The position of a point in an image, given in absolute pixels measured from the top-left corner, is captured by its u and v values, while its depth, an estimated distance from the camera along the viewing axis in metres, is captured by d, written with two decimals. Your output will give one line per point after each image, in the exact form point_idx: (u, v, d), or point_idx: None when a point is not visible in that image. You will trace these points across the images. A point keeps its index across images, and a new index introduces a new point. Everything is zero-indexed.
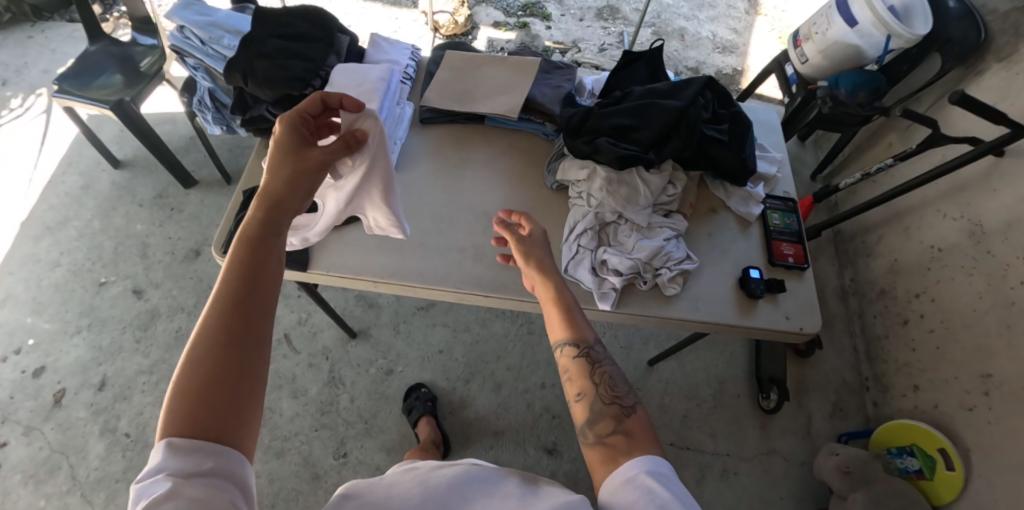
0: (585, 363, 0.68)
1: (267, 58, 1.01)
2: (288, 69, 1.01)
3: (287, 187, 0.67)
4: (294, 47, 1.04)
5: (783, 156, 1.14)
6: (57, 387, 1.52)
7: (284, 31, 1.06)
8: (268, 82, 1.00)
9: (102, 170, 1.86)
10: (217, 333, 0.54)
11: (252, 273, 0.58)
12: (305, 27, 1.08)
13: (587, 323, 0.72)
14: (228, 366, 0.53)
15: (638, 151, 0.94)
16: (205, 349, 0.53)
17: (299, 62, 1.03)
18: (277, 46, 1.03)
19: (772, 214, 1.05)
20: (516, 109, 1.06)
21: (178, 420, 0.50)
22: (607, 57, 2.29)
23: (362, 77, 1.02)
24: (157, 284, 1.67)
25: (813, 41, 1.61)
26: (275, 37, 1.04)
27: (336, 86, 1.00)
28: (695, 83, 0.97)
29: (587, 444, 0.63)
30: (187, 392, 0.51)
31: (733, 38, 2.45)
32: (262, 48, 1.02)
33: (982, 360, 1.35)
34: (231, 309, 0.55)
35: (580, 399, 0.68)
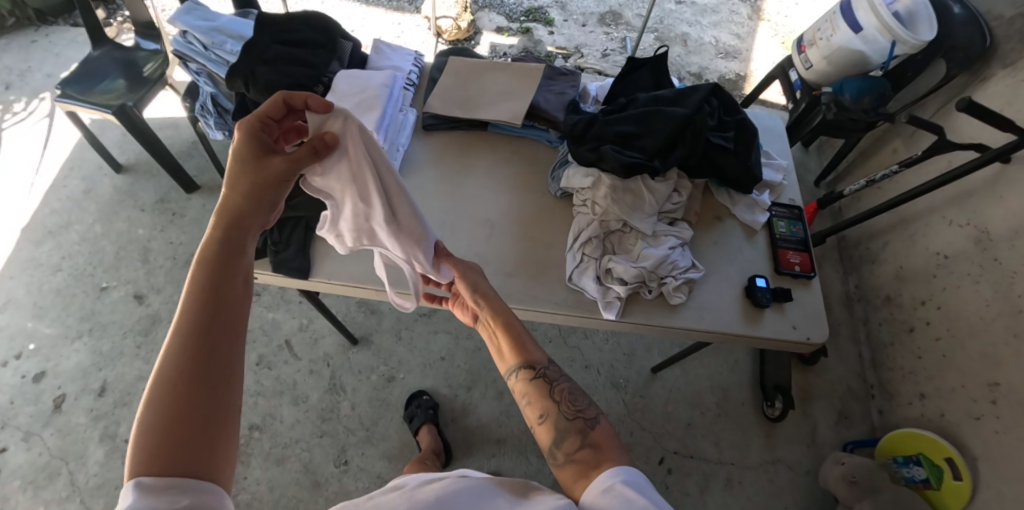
0: (543, 383, 0.72)
1: (269, 64, 1.00)
2: (290, 76, 1.00)
3: (248, 204, 0.66)
4: (297, 53, 1.03)
5: (788, 163, 1.13)
6: (57, 393, 1.51)
7: (286, 36, 1.05)
8: (268, 88, 0.99)
9: (105, 175, 1.86)
10: (182, 365, 0.53)
11: (216, 300, 0.58)
12: (308, 33, 1.07)
13: (535, 345, 0.76)
14: (194, 398, 0.52)
15: (643, 159, 0.93)
16: (172, 382, 0.52)
17: (302, 69, 1.03)
18: (278, 52, 1.02)
19: (779, 222, 1.05)
20: (520, 116, 1.05)
21: (145, 457, 0.49)
22: (610, 62, 2.29)
23: (364, 84, 1.01)
24: (158, 289, 1.66)
25: (818, 47, 1.60)
26: (277, 43, 1.03)
27: (338, 93, 1.00)
28: (700, 90, 0.96)
29: (558, 463, 0.64)
30: (155, 428, 0.50)
31: (736, 43, 2.45)
32: (264, 54, 1.01)
33: (990, 369, 1.34)
34: (197, 339, 0.55)
35: (543, 421, 0.69)
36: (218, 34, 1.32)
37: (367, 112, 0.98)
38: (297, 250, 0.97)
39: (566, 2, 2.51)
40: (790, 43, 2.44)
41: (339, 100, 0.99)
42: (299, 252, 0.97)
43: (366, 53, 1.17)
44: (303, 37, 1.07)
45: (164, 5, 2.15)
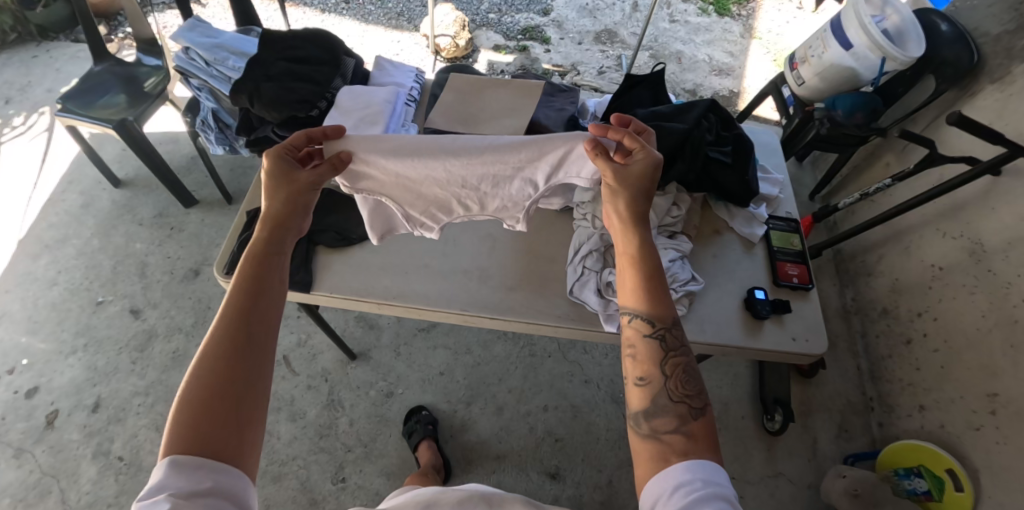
0: (660, 346, 0.68)
1: (273, 80, 1.01)
2: (295, 92, 1.01)
3: (288, 211, 0.76)
4: (300, 69, 1.04)
5: (785, 178, 1.14)
6: (51, 409, 1.49)
7: (291, 53, 1.06)
8: (275, 104, 1.01)
9: (103, 189, 1.86)
10: (222, 352, 0.61)
11: (257, 296, 0.66)
12: (310, 50, 1.07)
13: (668, 302, 0.70)
14: (226, 386, 0.59)
15: None
16: (212, 366, 0.60)
17: (305, 84, 1.03)
18: (283, 69, 1.03)
19: (775, 235, 1.06)
20: (521, 131, 1.06)
21: (180, 436, 0.55)
22: (606, 79, 2.33)
23: (366, 99, 1.01)
24: (154, 304, 1.65)
25: (809, 64, 1.64)
26: (281, 60, 1.04)
27: (341, 108, 0.99)
28: (698, 106, 0.97)
29: (639, 434, 0.65)
30: (191, 410, 0.57)
31: (729, 60, 2.50)
32: (268, 71, 1.02)
33: (987, 380, 1.34)
34: (237, 330, 0.63)
35: (642, 383, 0.68)
36: (221, 51, 1.35)
37: (370, 127, 0.97)
38: (301, 262, 0.96)
39: (562, 21, 2.56)
40: (781, 61, 2.49)
41: (342, 115, 0.98)
42: (302, 265, 0.96)
43: (368, 70, 1.19)
44: (306, 54, 1.08)
45: (167, 21, 2.17)
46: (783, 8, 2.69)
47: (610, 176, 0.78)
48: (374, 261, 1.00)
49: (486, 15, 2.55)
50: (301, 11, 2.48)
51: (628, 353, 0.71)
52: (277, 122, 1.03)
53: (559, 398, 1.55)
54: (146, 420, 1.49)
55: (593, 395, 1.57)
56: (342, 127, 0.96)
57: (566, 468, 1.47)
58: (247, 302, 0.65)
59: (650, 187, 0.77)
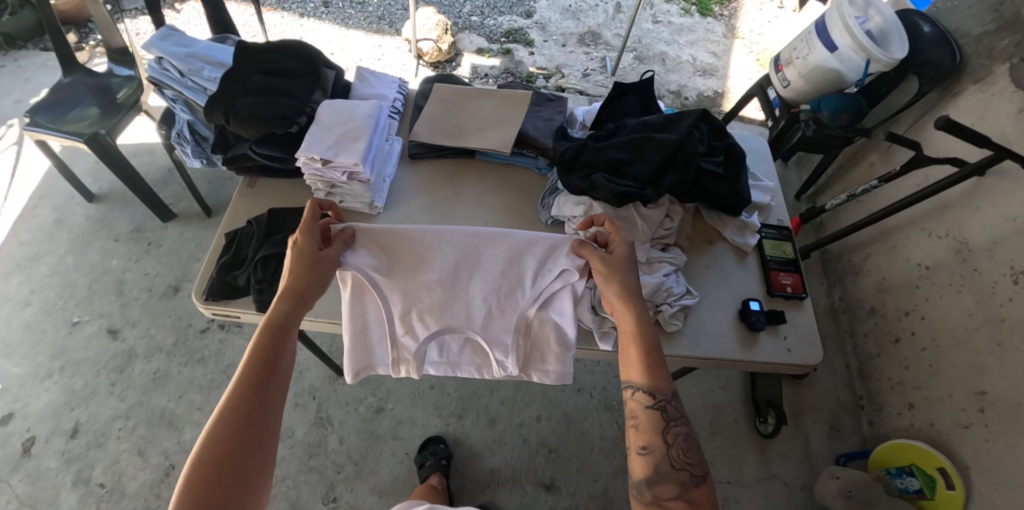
0: (659, 416, 0.72)
1: (252, 95, 0.96)
2: (273, 107, 0.95)
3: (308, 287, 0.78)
4: (277, 83, 0.99)
5: (776, 184, 1.14)
6: (27, 435, 1.44)
7: (267, 67, 1.01)
8: (252, 119, 0.94)
9: (76, 204, 1.79)
10: (233, 428, 0.66)
11: (272, 365, 0.71)
12: (288, 63, 1.03)
13: (665, 375, 0.74)
14: (239, 447, 0.65)
15: (634, 187, 0.91)
16: (222, 442, 0.65)
17: (283, 98, 0.98)
18: (260, 82, 0.98)
19: (768, 243, 1.06)
20: (509, 143, 1.04)
21: (195, 490, 0.61)
22: (591, 81, 2.31)
23: (347, 113, 0.96)
24: (133, 323, 1.60)
25: (795, 66, 1.64)
26: (257, 74, 0.99)
27: (321, 123, 0.94)
28: (690, 116, 0.96)
29: (642, 502, 0.69)
30: (205, 466, 0.63)
31: (712, 61, 2.50)
32: (245, 85, 0.97)
33: (975, 378, 1.35)
34: (245, 406, 0.67)
35: (645, 453, 0.71)
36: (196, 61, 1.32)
37: (353, 143, 0.92)
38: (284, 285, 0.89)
39: (545, 23, 2.54)
40: (764, 61, 2.49)
41: (323, 131, 0.93)
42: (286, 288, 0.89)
43: (349, 82, 1.16)
44: (283, 67, 1.03)
45: (140, 28, 2.11)
46: (763, 7, 2.70)
47: (597, 259, 0.81)
48: None
49: (469, 18, 2.52)
50: (279, 16, 2.43)
51: (630, 424, 0.74)
52: (254, 140, 0.96)
53: (552, 408, 1.54)
54: (127, 444, 1.44)
55: (586, 403, 1.56)
56: (323, 143, 0.91)
57: (560, 479, 1.45)
58: (264, 368, 0.70)
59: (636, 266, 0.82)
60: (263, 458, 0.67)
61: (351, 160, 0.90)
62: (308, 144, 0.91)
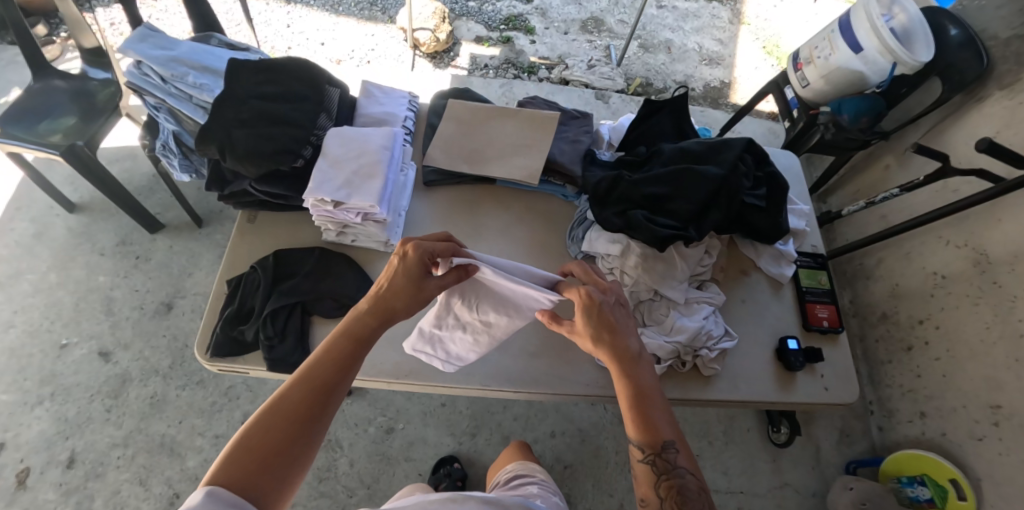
0: (651, 472, 0.69)
1: (246, 125, 0.86)
2: (274, 140, 0.85)
3: (394, 295, 0.72)
4: (275, 110, 0.88)
5: (810, 208, 1.10)
6: (21, 467, 1.38)
7: (263, 90, 0.90)
8: (250, 157, 0.84)
9: (56, 215, 1.68)
10: (295, 417, 0.64)
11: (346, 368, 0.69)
12: (286, 85, 0.92)
13: (659, 427, 0.70)
14: (291, 437, 0.63)
15: (676, 226, 0.87)
16: (275, 427, 0.63)
17: (284, 128, 0.88)
18: (256, 110, 0.88)
19: (803, 272, 1.03)
20: (536, 174, 0.98)
21: (237, 470, 0.59)
22: (597, 73, 2.21)
23: (359, 144, 0.88)
24: (125, 345, 1.52)
25: (815, 65, 1.58)
26: (253, 100, 0.89)
27: (330, 158, 0.86)
28: (735, 148, 0.91)
29: None
30: (251, 445, 0.61)
31: (719, 49, 2.41)
32: (239, 114, 0.87)
33: (990, 391, 1.35)
34: (310, 399, 0.65)
35: (642, 505, 0.70)
36: (178, 65, 1.23)
37: (367, 182, 0.84)
38: (296, 341, 0.82)
39: (546, 9, 2.42)
40: (771, 49, 2.40)
41: (333, 167, 0.85)
42: (298, 344, 0.82)
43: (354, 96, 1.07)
44: (284, 88, 0.93)
45: (113, 18, 1.95)
46: None
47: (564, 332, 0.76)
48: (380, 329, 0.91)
49: (466, 4, 2.39)
50: (263, 2, 2.27)
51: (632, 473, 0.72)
52: (254, 178, 0.86)
53: (566, 424, 1.51)
54: (128, 474, 1.39)
55: (600, 417, 1.54)
56: (333, 183, 0.83)
57: (576, 495, 1.44)
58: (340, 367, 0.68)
59: (623, 322, 0.74)
60: (308, 452, 0.64)
61: (365, 203, 0.82)
62: (316, 184, 0.82)
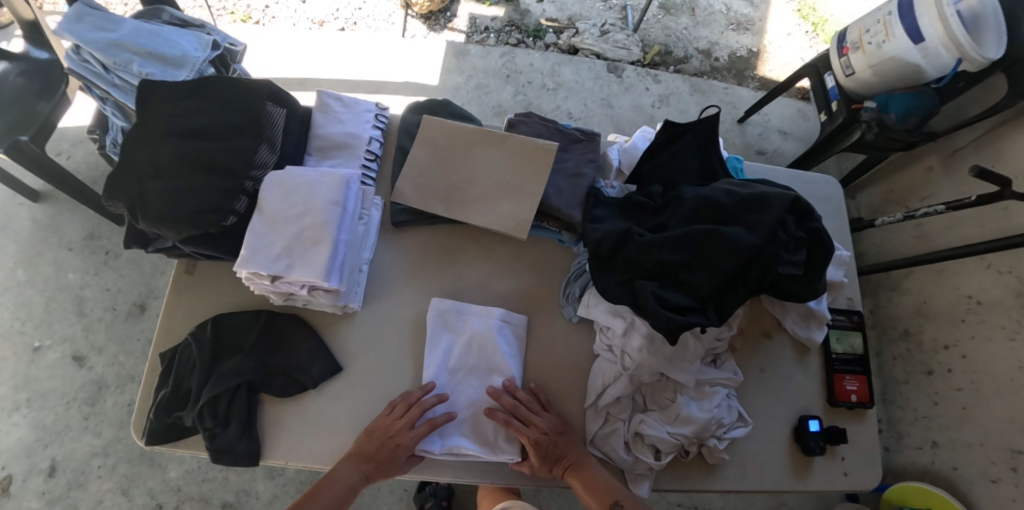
0: None
1: (162, 175, 0.70)
2: (197, 195, 0.70)
3: (381, 447, 0.73)
4: (199, 152, 0.71)
5: (851, 255, 0.96)
6: (2, 474, 1.36)
7: (184, 122, 0.73)
8: (167, 216, 0.69)
9: (20, 205, 1.56)
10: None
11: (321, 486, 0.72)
12: (214, 114, 0.74)
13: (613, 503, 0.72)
14: None
15: (693, 304, 0.73)
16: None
17: (210, 176, 0.72)
18: (175, 154, 0.71)
19: (834, 334, 0.91)
20: (525, 225, 0.83)
21: None
22: (611, 41, 1.95)
23: (301, 196, 0.73)
24: (99, 349, 1.46)
25: (863, 52, 1.30)
26: (171, 137, 0.72)
27: (266, 215, 0.72)
28: (776, 209, 0.75)
29: None
30: None
31: (749, 11, 2.05)
32: (155, 158, 0.71)
33: (1015, 433, 1.13)
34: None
35: None
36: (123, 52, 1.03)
37: (311, 251, 0.71)
38: (241, 429, 0.74)
39: None
40: (806, 12, 2.04)
41: (271, 229, 0.71)
42: (243, 431, 0.75)
43: (308, 108, 0.90)
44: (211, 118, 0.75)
45: None
46: None
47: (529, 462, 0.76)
48: (337, 413, 0.78)
49: None
50: None
51: None
52: (177, 239, 0.71)
53: None
54: (110, 483, 1.37)
55: None
56: (270, 251, 0.70)
57: None
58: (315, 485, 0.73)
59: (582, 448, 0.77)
60: None
61: (309, 278, 0.70)
62: (250, 254, 0.70)
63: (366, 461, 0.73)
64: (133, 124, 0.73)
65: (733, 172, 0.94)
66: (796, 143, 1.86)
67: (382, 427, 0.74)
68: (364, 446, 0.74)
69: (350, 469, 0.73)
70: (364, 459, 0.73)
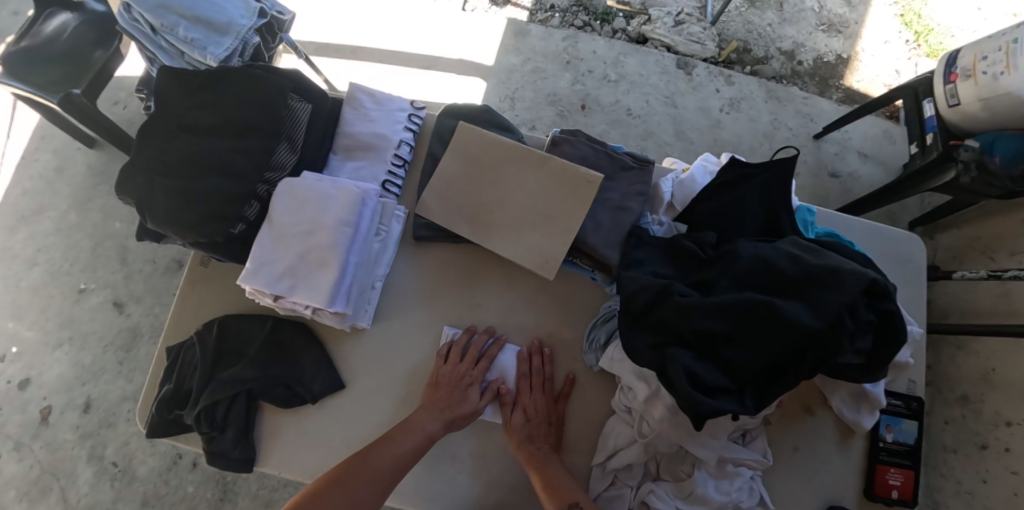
0: None
1: (173, 173, 0.67)
2: (207, 200, 0.67)
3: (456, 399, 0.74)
4: (211, 151, 0.68)
5: (922, 333, 0.85)
6: (43, 404, 1.45)
7: (198, 118, 0.69)
8: (174, 220, 0.66)
9: (76, 149, 1.61)
10: (374, 496, 0.67)
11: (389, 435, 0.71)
12: (230, 111, 0.69)
13: (568, 489, 0.69)
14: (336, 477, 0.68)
15: (728, 386, 0.65)
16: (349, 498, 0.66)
17: (221, 178, 0.68)
18: (186, 152, 0.68)
19: (885, 419, 0.81)
20: (554, 263, 0.76)
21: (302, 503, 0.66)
22: (685, 33, 1.77)
23: (312, 212, 0.69)
24: (137, 298, 1.51)
25: (973, 82, 1.06)
26: (185, 134, 0.69)
27: (275, 228, 0.69)
28: (847, 291, 0.63)
29: None
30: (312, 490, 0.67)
31: (846, 11, 1.79)
32: (166, 155, 0.68)
33: None
34: (387, 480, 0.68)
35: None
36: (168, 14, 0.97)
37: (315, 271, 0.68)
38: (237, 436, 0.74)
39: None
40: (910, 18, 1.75)
41: (276, 244, 0.68)
42: (240, 438, 0.74)
43: (339, 102, 0.84)
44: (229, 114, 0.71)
45: None
46: None
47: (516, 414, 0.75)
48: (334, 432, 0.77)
49: None
50: None
51: None
52: (184, 241, 0.69)
53: None
54: (137, 427, 1.44)
55: None
56: (274, 269, 0.67)
57: None
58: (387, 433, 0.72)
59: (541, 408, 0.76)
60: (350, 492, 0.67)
61: (309, 300, 0.67)
62: (253, 269, 0.67)
63: (441, 414, 0.73)
64: (149, 116, 0.70)
65: (800, 224, 0.83)
66: (876, 169, 1.66)
67: (453, 377, 0.75)
68: (433, 397, 0.74)
69: (426, 421, 0.72)
70: (439, 411, 0.73)
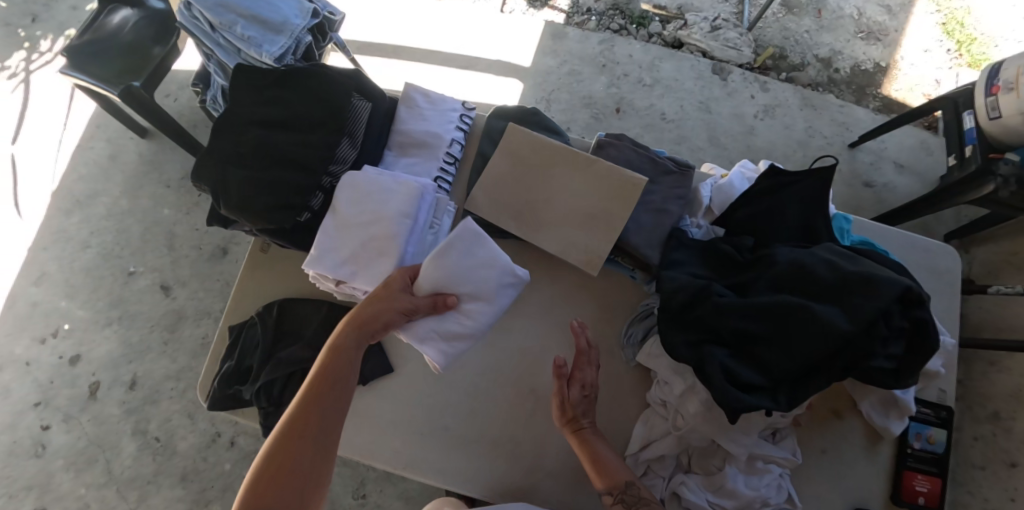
0: None
1: (244, 163, 0.73)
2: (275, 190, 0.71)
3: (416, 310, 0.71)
4: (279, 144, 0.73)
5: (956, 343, 0.86)
6: (92, 379, 1.53)
7: (268, 114, 0.75)
8: (245, 207, 0.71)
9: (129, 138, 1.69)
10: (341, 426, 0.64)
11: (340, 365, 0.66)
12: (297, 108, 0.75)
13: (620, 466, 0.72)
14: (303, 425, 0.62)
15: (763, 384, 0.67)
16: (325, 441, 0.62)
17: (286, 169, 0.73)
18: (256, 144, 0.73)
19: (915, 426, 0.82)
20: (597, 261, 0.79)
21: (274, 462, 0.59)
22: (721, 38, 1.78)
23: (374, 204, 0.73)
24: (183, 282, 1.59)
25: (1016, 95, 1.06)
26: (255, 128, 0.74)
27: (338, 217, 0.74)
28: (884, 298, 0.65)
29: None
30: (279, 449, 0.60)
31: (886, 20, 1.78)
32: (239, 147, 0.73)
33: None
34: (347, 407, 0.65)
35: None
36: (225, 13, 1.03)
37: (376, 260, 0.73)
38: None
39: None
40: (952, 27, 1.73)
41: (340, 232, 0.74)
42: None
43: (395, 101, 0.88)
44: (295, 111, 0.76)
45: None
46: None
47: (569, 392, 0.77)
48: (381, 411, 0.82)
49: None
50: None
51: None
52: (251, 227, 0.74)
53: None
54: (178, 405, 1.51)
55: None
56: (337, 256, 0.73)
57: None
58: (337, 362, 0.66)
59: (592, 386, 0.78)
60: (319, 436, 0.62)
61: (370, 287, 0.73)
62: (319, 256, 0.73)
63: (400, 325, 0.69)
64: (223, 112, 0.76)
65: (838, 232, 0.85)
66: (912, 179, 1.65)
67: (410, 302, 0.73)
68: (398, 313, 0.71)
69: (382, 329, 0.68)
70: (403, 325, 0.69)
